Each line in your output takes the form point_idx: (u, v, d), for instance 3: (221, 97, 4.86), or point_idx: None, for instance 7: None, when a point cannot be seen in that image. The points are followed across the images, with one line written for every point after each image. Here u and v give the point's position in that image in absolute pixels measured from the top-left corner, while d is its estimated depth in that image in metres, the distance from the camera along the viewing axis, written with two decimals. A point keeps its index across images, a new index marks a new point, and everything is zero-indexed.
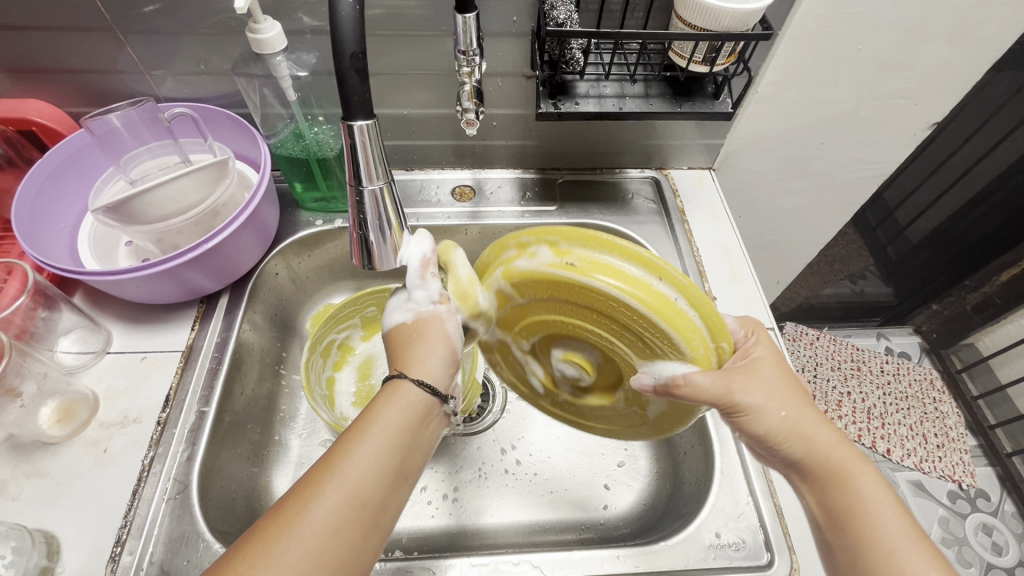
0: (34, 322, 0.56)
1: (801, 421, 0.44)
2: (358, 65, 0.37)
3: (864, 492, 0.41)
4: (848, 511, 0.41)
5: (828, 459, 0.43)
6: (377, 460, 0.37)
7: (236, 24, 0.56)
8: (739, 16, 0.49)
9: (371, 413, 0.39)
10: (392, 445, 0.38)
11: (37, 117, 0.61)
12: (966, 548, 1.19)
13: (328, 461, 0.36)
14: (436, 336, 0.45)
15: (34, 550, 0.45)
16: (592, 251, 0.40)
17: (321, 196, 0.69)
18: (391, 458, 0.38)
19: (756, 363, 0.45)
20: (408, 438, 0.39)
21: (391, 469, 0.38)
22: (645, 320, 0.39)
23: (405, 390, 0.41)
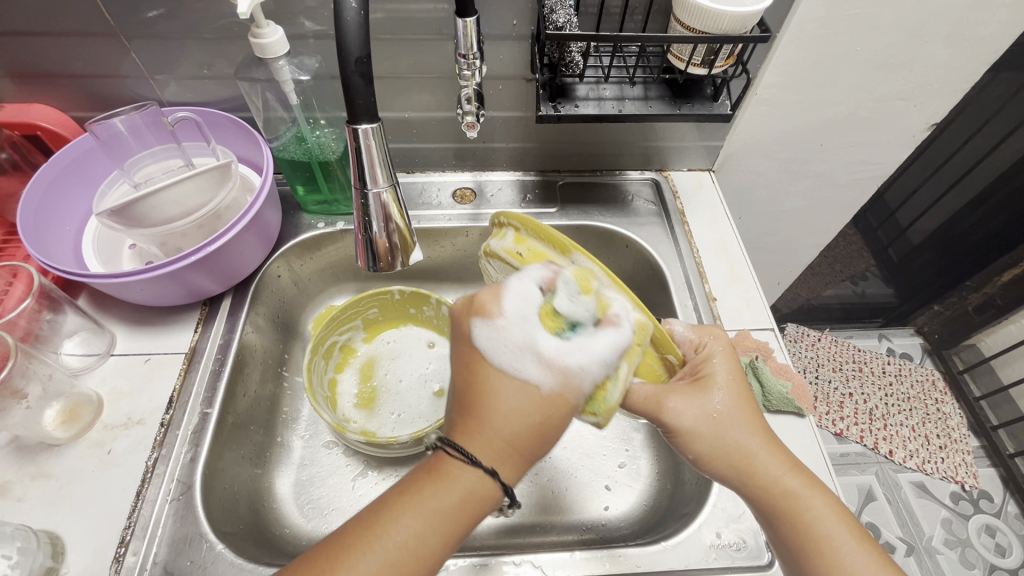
0: (39, 324, 0.56)
1: (742, 453, 0.45)
2: (363, 70, 0.37)
3: (818, 521, 0.44)
4: (807, 546, 0.43)
5: (780, 492, 0.45)
6: (414, 540, 0.37)
7: (239, 29, 0.57)
8: (737, 18, 0.49)
9: (424, 492, 0.39)
10: (437, 527, 0.38)
11: (43, 122, 0.62)
12: (969, 549, 1.19)
13: (369, 536, 0.37)
14: (512, 400, 0.39)
15: (39, 551, 0.45)
16: (540, 243, 0.46)
17: (323, 199, 0.69)
18: (433, 538, 0.38)
19: (703, 381, 0.47)
20: (460, 521, 0.38)
21: (432, 548, 0.38)
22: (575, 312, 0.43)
23: (461, 472, 0.39)
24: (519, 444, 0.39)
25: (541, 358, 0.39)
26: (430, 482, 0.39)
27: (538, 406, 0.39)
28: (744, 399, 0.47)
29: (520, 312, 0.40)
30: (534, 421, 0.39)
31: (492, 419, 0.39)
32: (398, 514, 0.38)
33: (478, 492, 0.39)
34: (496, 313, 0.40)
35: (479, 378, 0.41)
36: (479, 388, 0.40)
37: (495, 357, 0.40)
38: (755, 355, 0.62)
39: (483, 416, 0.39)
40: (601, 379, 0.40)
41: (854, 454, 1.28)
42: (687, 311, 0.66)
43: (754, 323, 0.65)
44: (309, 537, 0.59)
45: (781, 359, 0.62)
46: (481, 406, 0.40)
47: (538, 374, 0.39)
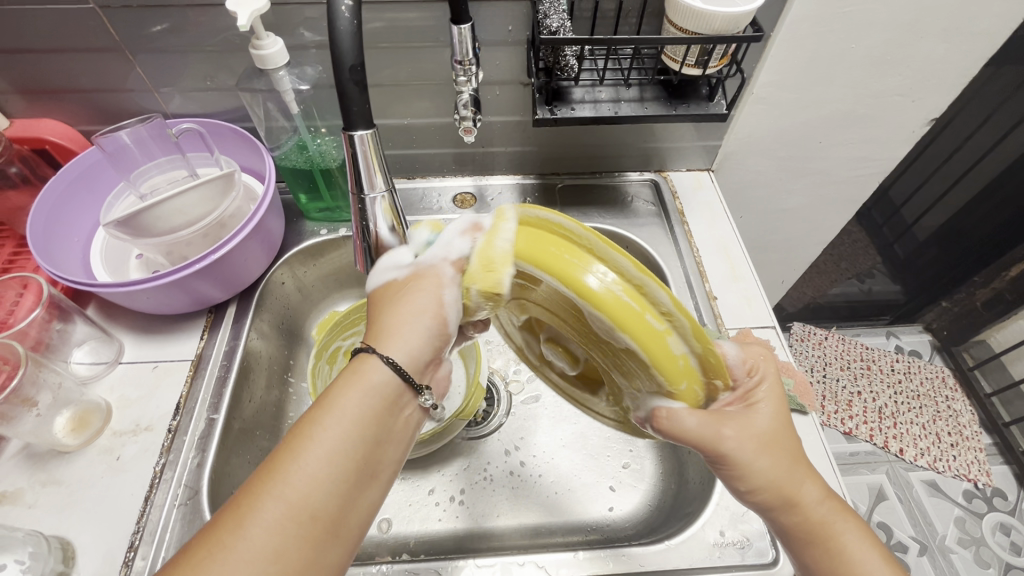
0: (49, 334, 0.58)
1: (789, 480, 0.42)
2: (357, 77, 0.38)
3: (853, 551, 0.40)
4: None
5: (818, 523, 0.41)
6: (334, 452, 0.35)
7: (240, 41, 0.58)
8: (729, 19, 0.49)
9: (328, 403, 0.37)
10: (354, 433, 0.36)
11: (51, 136, 0.64)
12: (984, 548, 1.17)
13: (274, 468, 0.34)
14: (412, 300, 0.42)
15: (51, 556, 0.46)
16: (551, 233, 0.39)
17: (326, 206, 0.70)
18: (353, 441, 0.36)
19: (752, 407, 0.44)
20: (373, 422, 0.37)
21: (352, 458, 0.35)
22: (596, 317, 0.38)
23: (365, 374, 0.38)
24: (422, 324, 0.41)
25: (399, 266, 0.44)
26: (333, 393, 0.37)
27: (417, 291, 0.42)
28: (793, 425, 0.44)
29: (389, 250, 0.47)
30: (414, 307, 0.41)
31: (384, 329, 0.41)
32: (309, 431, 0.35)
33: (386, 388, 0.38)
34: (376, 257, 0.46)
35: (377, 312, 0.43)
36: (381, 310, 0.42)
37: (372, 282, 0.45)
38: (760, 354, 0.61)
39: (386, 325, 0.41)
40: (456, 257, 0.43)
41: (864, 453, 1.27)
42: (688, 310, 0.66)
43: (755, 321, 0.65)
44: None
45: (782, 357, 0.63)
46: (382, 318, 0.42)
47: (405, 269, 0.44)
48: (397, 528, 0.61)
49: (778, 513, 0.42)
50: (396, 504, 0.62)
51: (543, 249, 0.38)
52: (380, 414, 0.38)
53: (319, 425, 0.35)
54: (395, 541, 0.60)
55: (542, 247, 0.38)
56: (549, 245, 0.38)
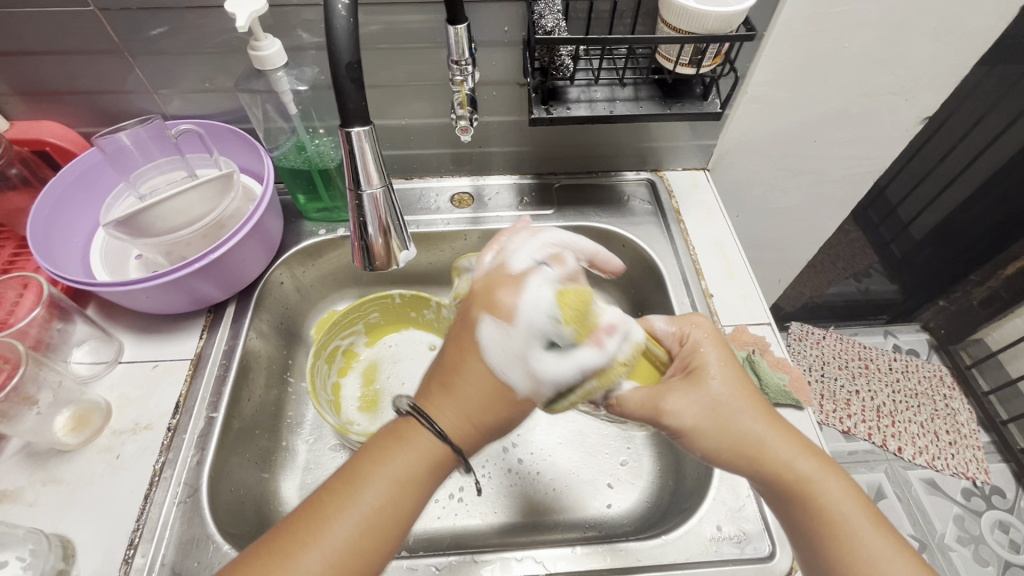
0: (49, 333, 0.58)
1: (761, 442, 0.44)
2: (354, 75, 0.39)
3: (831, 505, 0.43)
4: (822, 530, 0.43)
5: (794, 478, 0.44)
6: (385, 497, 0.40)
7: (238, 43, 0.59)
8: (722, 18, 0.50)
9: (387, 451, 0.41)
10: (403, 477, 0.40)
11: (50, 137, 0.64)
12: (983, 546, 1.17)
13: (342, 496, 0.40)
14: (476, 382, 0.43)
15: (51, 553, 0.47)
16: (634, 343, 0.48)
17: (324, 206, 0.71)
18: (403, 492, 0.40)
19: (697, 373, 0.47)
20: (423, 477, 0.41)
21: (401, 506, 0.40)
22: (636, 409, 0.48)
23: (419, 432, 0.42)
24: (474, 419, 0.43)
25: (527, 369, 0.43)
26: (392, 444, 0.42)
27: (487, 396, 0.43)
28: (746, 387, 0.47)
29: (533, 323, 0.43)
30: (470, 408, 0.43)
31: (451, 392, 0.43)
32: (369, 473, 0.41)
33: (434, 451, 0.42)
34: (513, 313, 0.43)
35: (459, 352, 0.44)
36: (459, 369, 0.43)
37: (490, 354, 0.43)
38: (752, 349, 0.62)
39: (451, 388, 0.43)
40: (570, 385, 0.44)
41: (862, 452, 1.27)
42: (684, 308, 0.66)
43: (751, 318, 0.66)
44: None
45: (779, 352, 0.63)
46: (448, 381, 0.44)
47: (516, 379, 0.43)
48: None
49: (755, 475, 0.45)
50: None
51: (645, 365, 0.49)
52: (430, 472, 0.42)
53: (378, 468, 0.41)
54: None
55: (643, 368, 0.50)
56: (645, 362, 0.50)
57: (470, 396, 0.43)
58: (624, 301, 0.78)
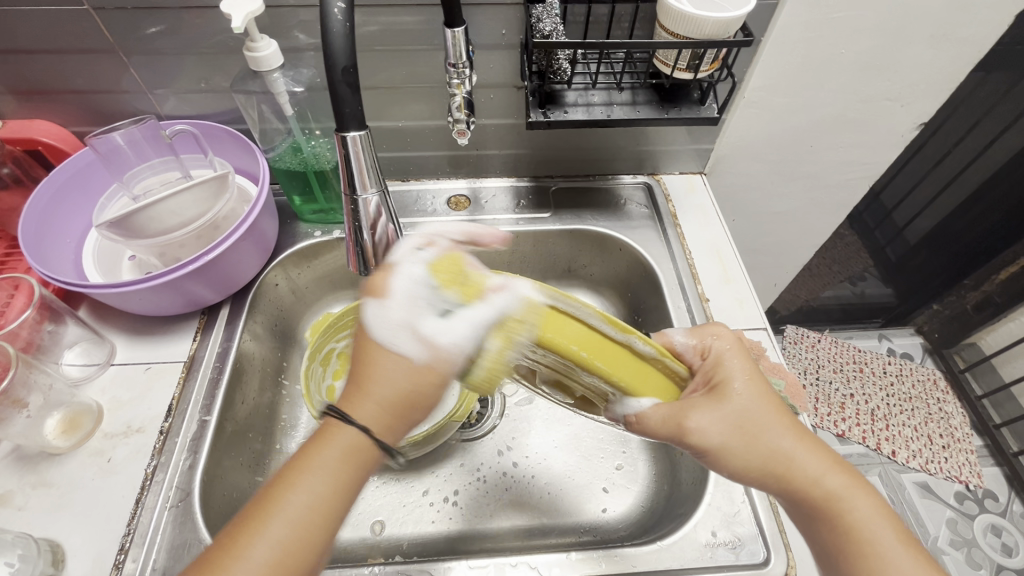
0: (41, 335, 0.57)
1: (788, 460, 0.44)
2: (350, 79, 0.38)
3: (861, 523, 0.42)
4: (854, 549, 0.42)
5: (825, 496, 0.43)
6: (311, 504, 0.36)
7: (234, 44, 0.58)
8: (719, 24, 0.50)
9: (305, 457, 0.38)
10: (333, 485, 0.37)
11: (43, 137, 0.63)
12: (975, 549, 1.18)
13: (262, 509, 0.36)
14: (391, 376, 0.41)
15: (39, 558, 0.46)
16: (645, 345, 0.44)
17: (319, 208, 0.70)
18: (331, 493, 0.37)
19: (719, 389, 0.45)
20: (350, 474, 0.38)
21: (332, 508, 0.37)
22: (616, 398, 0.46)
23: (341, 430, 0.39)
24: (393, 406, 0.40)
25: (415, 334, 0.41)
26: (313, 447, 0.38)
27: (416, 380, 0.41)
28: (769, 401, 0.45)
29: (409, 295, 0.42)
30: (404, 393, 0.41)
31: (371, 387, 0.40)
32: (291, 483, 0.37)
33: (363, 449, 0.39)
34: (387, 291, 0.42)
35: (365, 350, 0.42)
36: (367, 362, 0.41)
37: (376, 329, 0.41)
38: (749, 354, 0.62)
39: (366, 381, 0.41)
40: (468, 351, 0.41)
41: (857, 455, 1.28)
42: (681, 312, 0.66)
43: (747, 323, 0.66)
44: None
45: (775, 358, 0.63)
46: (363, 376, 0.41)
47: (403, 342, 0.40)
48: (390, 531, 0.61)
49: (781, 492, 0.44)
50: (389, 506, 0.62)
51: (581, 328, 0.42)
52: (360, 464, 0.39)
53: (299, 473, 0.37)
54: (388, 543, 0.60)
55: (592, 345, 0.42)
56: (596, 340, 0.42)
57: (383, 375, 0.41)
58: (620, 304, 0.78)
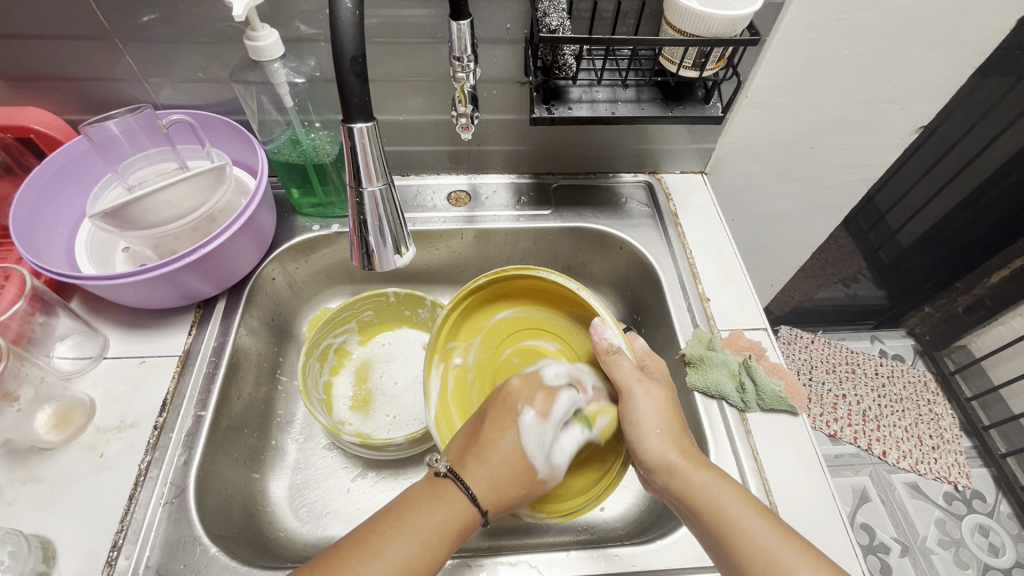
0: (32, 327, 0.56)
1: (690, 485, 0.46)
2: (358, 69, 0.38)
3: (733, 518, 0.43)
4: (723, 541, 0.43)
5: (696, 494, 0.45)
6: (408, 556, 0.41)
7: (234, 32, 0.57)
8: (727, 21, 0.49)
9: (410, 509, 0.43)
10: (420, 543, 0.41)
11: (36, 124, 0.62)
12: (963, 549, 1.19)
13: (371, 544, 0.41)
14: (507, 454, 0.48)
15: (30, 555, 0.45)
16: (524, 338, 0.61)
17: (318, 202, 0.69)
18: (423, 552, 0.41)
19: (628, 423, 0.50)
20: (442, 541, 0.42)
21: (425, 563, 0.41)
22: (569, 325, 0.59)
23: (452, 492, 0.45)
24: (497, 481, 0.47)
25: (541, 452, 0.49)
26: (423, 500, 0.44)
27: (512, 468, 0.48)
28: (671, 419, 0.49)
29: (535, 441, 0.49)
30: (512, 462, 0.48)
31: (487, 457, 0.47)
32: (395, 524, 0.42)
33: (465, 512, 0.44)
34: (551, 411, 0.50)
35: (485, 434, 0.49)
36: (485, 441, 0.48)
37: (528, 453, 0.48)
38: (748, 354, 0.62)
39: (485, 455, 0.48)
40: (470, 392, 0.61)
41: (848, 455, 1.29)
42: (681, 311, 0.66)
43: (747, 323, 0.66)
44: (303, 541, 0.58)
45: (775, 358, 0.63)
46: (482, 450, 0.48)
47: (543, 465, 0.49)
48: None
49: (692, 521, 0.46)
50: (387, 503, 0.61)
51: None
52: (460, 531, 0.44)
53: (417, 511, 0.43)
54: None
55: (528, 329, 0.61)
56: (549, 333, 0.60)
57: (498, 457, 0.47)
58: (619, 302, 0.78)
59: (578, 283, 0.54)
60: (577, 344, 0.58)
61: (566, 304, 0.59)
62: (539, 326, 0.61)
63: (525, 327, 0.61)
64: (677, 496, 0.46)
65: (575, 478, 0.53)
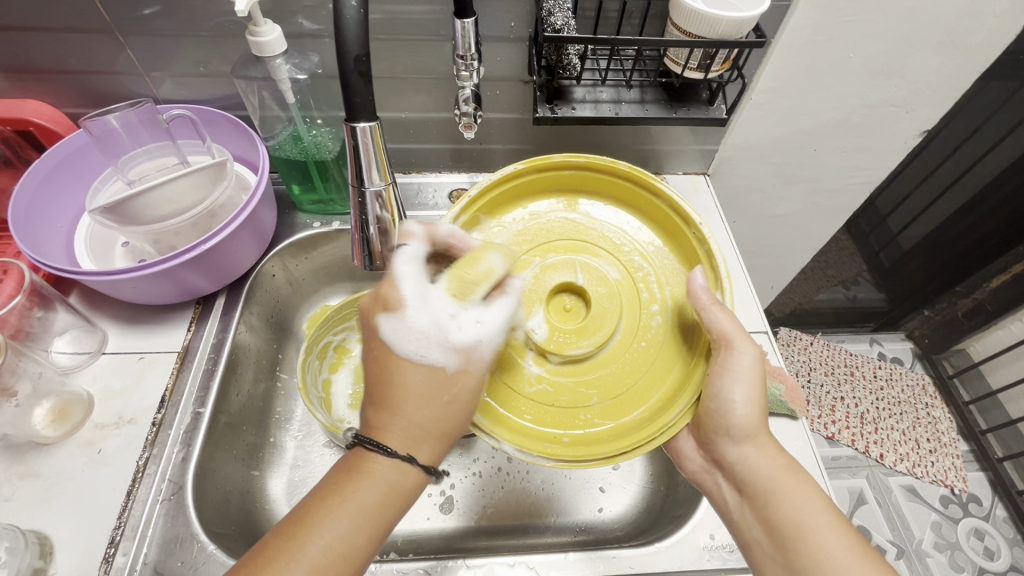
0: (30, 322, 0.55)
1: (772, 475, 0.46)
2: (362, 68, 0.38)
3: (805, 512, 0.43)
4: (791, 533, 0.43)
5: (775, 479, 0.46)
6: (340, 541, 0.38)
7: (236, 27, 0.57)
8: (733, 23, 0.49)
9: (336, 492, 0.40)
10: (353, 520, 0.39)
11: (35, 117, 0.61)
12: (958, 552, 1.19)
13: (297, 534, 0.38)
14: (415, 384, 0.43)
15: (28, 551, 0.45)
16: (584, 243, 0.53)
17: (319, 198, 0.69)
18: (359, 533, 0.39)
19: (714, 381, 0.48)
20: (379, 516, 0.40)
21: (362, 543, 0.39)
22: (640, 259, 0.53)
23: (376, 468, 0.41)
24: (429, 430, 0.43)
25: (445, 345, 0.44)
26: (345, 481, 0.40)
27: (429, 390, 0.43)
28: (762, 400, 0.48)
29: (416, 331, 0.43)
30: (428, 392, 0.43)
31: (399, 395, 0.42)
32: (320, 513, 0.39)
33: (399, 480, 0.41)
34: (400, 304, 0.44)
35: (388, 367, 0.43)
36: (387, 372, 0.43)
37: (401, 345, 0.43)
38: None
39: (399, 394, 0.43)
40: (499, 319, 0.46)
41: (846, 457, 1.29)
42: None
43: (748, 326, 0.66)
44: None
45: (775, 362, 0.63)
46: (390, 388, 0.43)
47: (439, 357, 0.43)
48: None
49: (754, 511, 0.46)
50: None
51: (658, 365, 0.49)
52: (394, 504, 0.41)
53: (312, 526, 0.38)
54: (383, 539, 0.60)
55: (586, 242, 0.53)
56: (607, 249, 0.53)
57: (407, 385, 0.43)
58: None
59: (702, 221, 0.50)
60: (644, 285, 0.52)
61: (653, 239, 0.54)
62: (598, 244, 0.53)
63: (581, 236, 0.53)
64: (749, 475, 0.47)
65: (600, 425, 0.48)
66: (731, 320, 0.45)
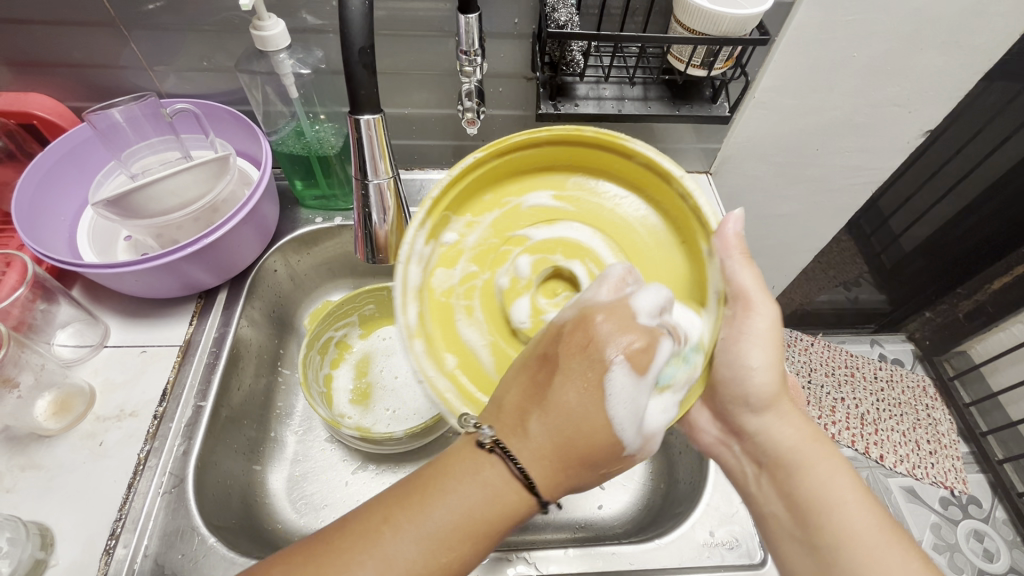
0: (33, 314, 0.56)
1: (794, 446, 0.46)
2: (366, 60, 0.38)
3: (824, 487, 0.43)
4: (807, 507, 0.43)
5: (795, 450, 0.46)
6: (450, 523, 0.35)
7: (240, 22, 0.57)
8: (737, 20, 0.49)
9: (454, 469, 0.36)
10: (466, 510, 0.35)
11: (38, 110, 0.61)
12: (957, 554, 1.18)
13: (414, 497, 0.35)
14: (583, 420, 0.35)
15: (28, 542, 0.45)
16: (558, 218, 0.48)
17: (321, 195, 0.69)
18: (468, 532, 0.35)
19: (738, 345, 0.48)
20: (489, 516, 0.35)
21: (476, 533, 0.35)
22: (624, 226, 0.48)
23: (489, 469, 0.36)
24: (563, 459, 0.36)
25: (642, 428, 0.37)
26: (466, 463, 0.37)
27: (593, 433, 0.35)
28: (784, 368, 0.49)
29: (626, 404, 0.35)
30: (586, 439, 0.35)
31: (569, 447, 0.35)
32: (437, 485, 0.36)
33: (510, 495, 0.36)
34: (649, 367, 0.36)
35: (559, 384, 0.36)
36: (562, 405, 0.35)
37: (614, 405, 0.35)
38: None
39: (554, 420, 0.35)
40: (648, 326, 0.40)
41: None
42: None
43: None
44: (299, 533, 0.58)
45: None
46: (557, 427, 0.35)
47: (632, 438, 0.36)
48: None
49: (775, 485, 0.46)
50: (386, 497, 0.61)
51: None
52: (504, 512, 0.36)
53: (429, 497, 0.35)
54: None
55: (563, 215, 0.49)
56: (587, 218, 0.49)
57: (567, 418, 0.35)
58: None
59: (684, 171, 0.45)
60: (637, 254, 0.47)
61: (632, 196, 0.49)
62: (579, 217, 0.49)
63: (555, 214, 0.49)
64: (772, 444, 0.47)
65: None
66: (746, 271, 0.45)
